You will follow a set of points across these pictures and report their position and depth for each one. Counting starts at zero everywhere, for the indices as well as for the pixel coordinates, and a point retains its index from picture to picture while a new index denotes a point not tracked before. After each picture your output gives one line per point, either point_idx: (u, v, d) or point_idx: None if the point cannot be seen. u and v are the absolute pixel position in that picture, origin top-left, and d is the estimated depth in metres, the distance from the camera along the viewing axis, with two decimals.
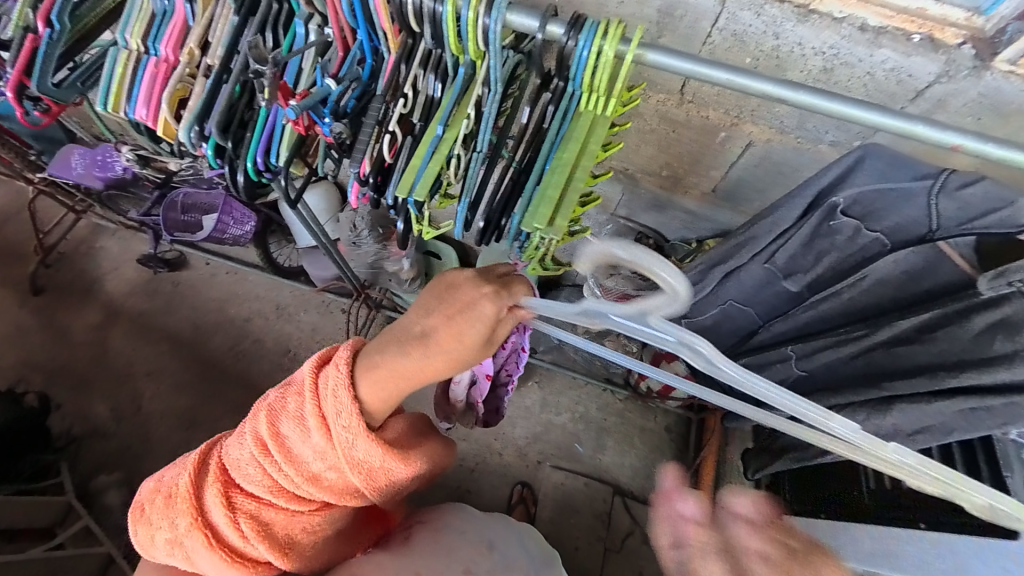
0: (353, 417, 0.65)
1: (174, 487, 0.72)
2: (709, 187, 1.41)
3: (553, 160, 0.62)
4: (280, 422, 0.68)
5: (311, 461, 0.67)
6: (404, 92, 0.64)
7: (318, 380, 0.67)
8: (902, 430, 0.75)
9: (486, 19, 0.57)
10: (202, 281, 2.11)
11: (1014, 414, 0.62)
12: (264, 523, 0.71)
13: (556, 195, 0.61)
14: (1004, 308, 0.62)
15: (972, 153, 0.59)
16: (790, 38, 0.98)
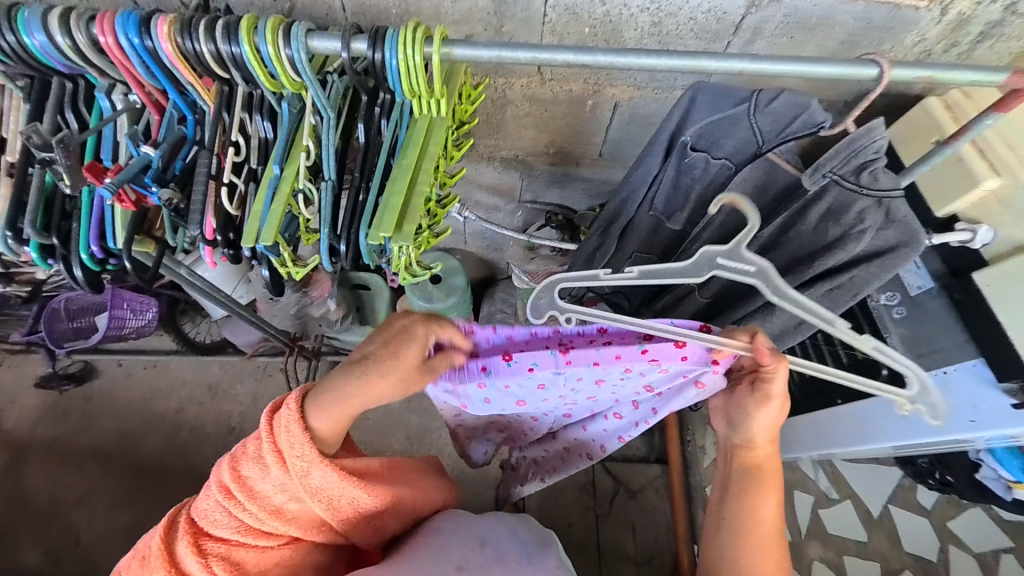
0: (308, 447, 0.71)
1: (147, 548, 0.72)
2: (596, 153, 1.47)
3: (402, 170, 0.62)
4: (241, 464, 0.73)
5: (274, 494, 0.73)
6: (233, 139, 0.61)
7: (272, 422, 0.73)
8: (789, 325, 0.84)
9: (288, 50, 0.56)
10: (117, 385, 1.93)
11: (858, 284, 0.74)
12: (237, 563, 0.72)
13: (399, 202, 0.60)
14: (829, 198, 0.74)
15: (753, 73, 0.67)
16: (615, 2, 1.04)
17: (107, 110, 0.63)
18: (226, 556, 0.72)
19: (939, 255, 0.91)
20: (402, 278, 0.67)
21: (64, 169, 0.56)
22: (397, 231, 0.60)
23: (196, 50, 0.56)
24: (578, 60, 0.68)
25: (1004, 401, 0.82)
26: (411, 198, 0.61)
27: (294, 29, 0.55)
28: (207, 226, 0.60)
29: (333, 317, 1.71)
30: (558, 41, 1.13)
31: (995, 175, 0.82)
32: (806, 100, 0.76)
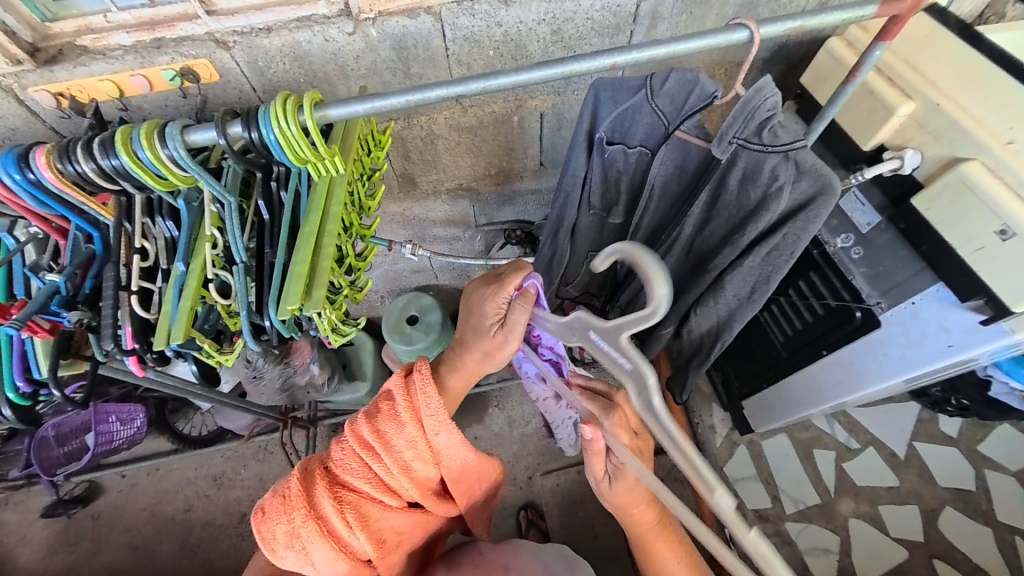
0: (443, 411, 0.72)
1: (288, 488, 0.75)
2: (536, 164, 1.48)
3: (303, 236, 0.61)
4: (378, 423, 0.73)
5: (407, 450, 0.73)
6: (137, 245, 0.62)
7: (406, 382, 0.74)
8: (744, 295, 0.86)
9: (166, 150, 0.56)
10: (122, 498, 1.90)
11: (791, 242, 0.76)
12: (364, 516, 0.74)
13: (305, 270, 0.58)
14: (739, 163, 0.76)
15: (624, 66, 0.66)
16: (511, 21, 1.05)
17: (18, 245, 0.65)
18: (356, 502, 0.73)
19: (879, 188, 0.89)
20: (333, 340, 0.68)
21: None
22: (307, 299, 0.58)
23: (75, 171, 0.56)
24: (452, 93, 0.66)
25: (973, 319, 0.81)
26: (319, 263, 0.60)
27: (168, 128, 0.56)
28: (125, 337, 0.59)
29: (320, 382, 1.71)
30: (467, 69, 1.14)
31: (908, 100, 0.82)
32: (693, 75, 0.77)
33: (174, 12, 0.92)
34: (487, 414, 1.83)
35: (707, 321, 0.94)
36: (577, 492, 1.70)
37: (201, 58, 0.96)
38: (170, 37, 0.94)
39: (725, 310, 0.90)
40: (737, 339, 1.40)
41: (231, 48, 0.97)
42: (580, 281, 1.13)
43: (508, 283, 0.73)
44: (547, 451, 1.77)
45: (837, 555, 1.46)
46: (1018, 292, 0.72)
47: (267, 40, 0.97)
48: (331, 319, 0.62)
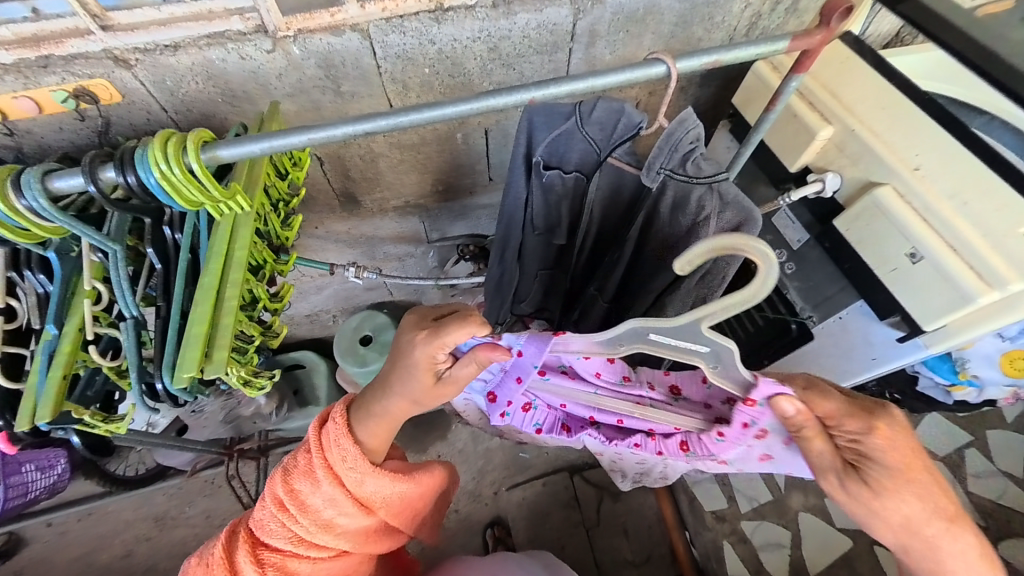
0: (355, 457, 0.69)
1: (212, 557, 0.73)
2: (487, 178, 1.45)
3: (202, 287, 0.55)
4: (293, 480, 0.71)
5: (326, 507, 0.71)
6: (4, 305, 0.55)
7: (321, 436, 0.72)
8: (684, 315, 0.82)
9: (24, 201, 0.50)
10: (50, 549, 1.75)
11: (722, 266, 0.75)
12: (291, 573, 0.72)
13: (203, 327, 0.53)
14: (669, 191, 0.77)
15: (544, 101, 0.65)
16: (444, 39, 1.02)
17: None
18: (282, 558, 0.72)
19: (806, 207, 0.92)
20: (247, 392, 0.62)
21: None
22: (208, 363, 0.53)
23: None
24: (360, 129, 0.63)
25: (891, 335, 0.85)
26: (224, 317, 0.54)
27: (23, 178, 0.49)
28: None
29: (267, 411, 1.65)
30: (403, 87, 1.09)
31: (827, 124, 0.84)
32: (619, 107, 0.78)
33: (62, 27, 0.82)
34: (451, 430, 1.80)
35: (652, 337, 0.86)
36: (543, 504, 1.69)
37: (98, 78, 0.88)
38: (58, 54, 0.84)
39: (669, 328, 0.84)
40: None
41: (133, 66, 0.88)
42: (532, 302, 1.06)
43: (448, 336, 0.62)
44: (512, 465, 1.75)
45: (789, 549, 1.52)
46: (933, 314, 0.75)
47: (175, 58, 0.89)
48: (241, 377, 0.58)
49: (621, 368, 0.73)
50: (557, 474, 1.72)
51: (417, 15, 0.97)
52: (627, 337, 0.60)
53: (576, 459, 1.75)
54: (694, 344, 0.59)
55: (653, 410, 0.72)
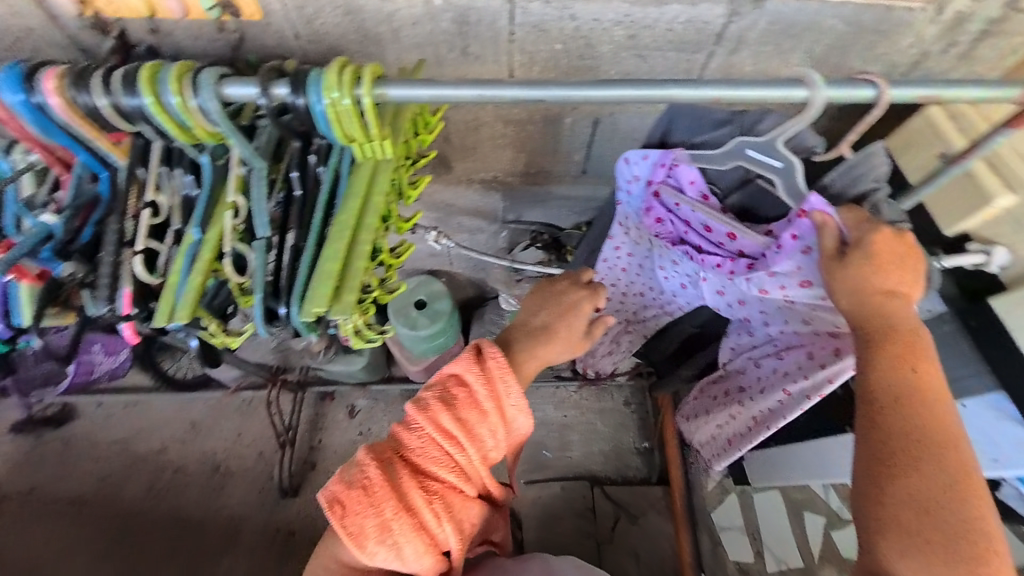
0: (523, 398, 0.69)
1: (367, 481, 0.65)
2: (578, 170, 1.40)
3: (338, 226, 0.54)
4: (460, 412, 0.66)
5: (489, 439, 0.68)
6: (151, 199, 0.56)
7: (482, 369, 0.68)
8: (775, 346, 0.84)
9: (196, 100, 0.50)
10: (97, 427, 1.90)
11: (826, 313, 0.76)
12: (452, 505, 0.66)
13: (336, 267, 0.52)
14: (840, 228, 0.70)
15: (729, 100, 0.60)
16: (586, 17, 0.97)
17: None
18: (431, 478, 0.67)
19: (953, 279, 0.81)
20: (353, 341, 0.59)
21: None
22: (335, 302, 0.52)
23: (91, 106, 0.50)
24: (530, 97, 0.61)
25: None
26: (356, 262, 0.53)
27: (201, 77, 0.49)
28: (125, 299, 0.54)
29: (315, 350, 1.71)
30: (529, 60, 1.05)
31: (1010, 192, 0.75)
32: (767, 142, 0.64)
33: None
34: None
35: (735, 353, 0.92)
36: (557, 507, 1.66)
37: None
38: None
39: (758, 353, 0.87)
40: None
41: None
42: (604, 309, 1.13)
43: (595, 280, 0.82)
44: (533, 461, 1.73)
45: None
46: None
47: None
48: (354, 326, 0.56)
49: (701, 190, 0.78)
50: (577, 481, 1.69)
51: None
52: (727, 154, 0.69)
53: (599, 470, 1.72)
54: (772, 160, 0.67)
55: (742, 237, 0.73)
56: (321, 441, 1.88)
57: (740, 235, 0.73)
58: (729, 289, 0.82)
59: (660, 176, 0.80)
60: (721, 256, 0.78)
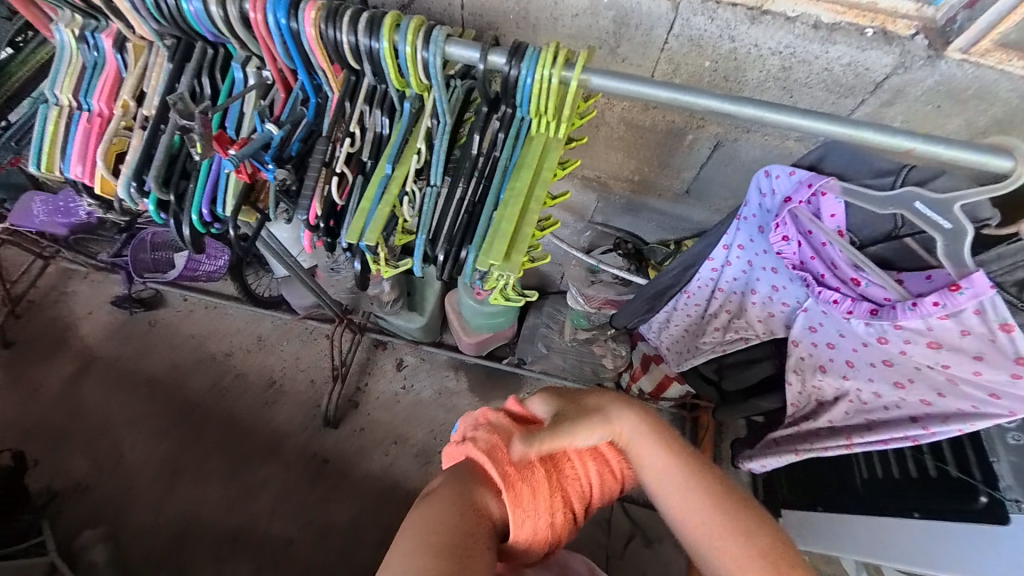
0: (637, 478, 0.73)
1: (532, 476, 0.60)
2: (682, 189, 1.40)
3: (513, 193, 0.62)
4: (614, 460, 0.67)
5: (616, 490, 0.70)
6: (351, 130, 0.63)
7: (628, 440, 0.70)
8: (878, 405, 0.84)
9: (425, 53, 0.56)
10: (180, 319, 2.12)
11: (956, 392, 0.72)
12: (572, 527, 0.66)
13: (510, 229, 0.60)
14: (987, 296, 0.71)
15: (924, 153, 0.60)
16: (746, 41, 0.97)
17: (109, 53, 0.65)
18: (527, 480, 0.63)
19: None
20: (493, 296, 0.68)
21: (198, 136, 0.58)
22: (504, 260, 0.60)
23: (335, 38, 0.56)
24: (722, 108, 0.64)
25: None
26: (523, 224, 0.61)
27: (435, 33, 0.55)
28: (313, 211, 0.61)
29: (385, 300, 1.83)
30: (672, 71, 1.06)
31: None
32: (943, 200, 0.62)
33: None
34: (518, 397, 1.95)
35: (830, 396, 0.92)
36: None
37: None
38: None
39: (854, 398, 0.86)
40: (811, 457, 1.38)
41: None
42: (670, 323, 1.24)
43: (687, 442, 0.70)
44: None
45: None
46: None
47: None
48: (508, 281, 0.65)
49: (838, 223, 0.76)
50: None
51: (734, 7, 0.93)
52: (891, 198, 0.66)
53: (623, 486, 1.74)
54: (939, 220, 0.63)
55: (871, 273, 0.73)
56: (367, 385, 2.03)
57: (866, 281, 0.75)
58: (826, 327, 0.85)
59: (805, 196, 0.76)
60: (839, 293, 0.78)
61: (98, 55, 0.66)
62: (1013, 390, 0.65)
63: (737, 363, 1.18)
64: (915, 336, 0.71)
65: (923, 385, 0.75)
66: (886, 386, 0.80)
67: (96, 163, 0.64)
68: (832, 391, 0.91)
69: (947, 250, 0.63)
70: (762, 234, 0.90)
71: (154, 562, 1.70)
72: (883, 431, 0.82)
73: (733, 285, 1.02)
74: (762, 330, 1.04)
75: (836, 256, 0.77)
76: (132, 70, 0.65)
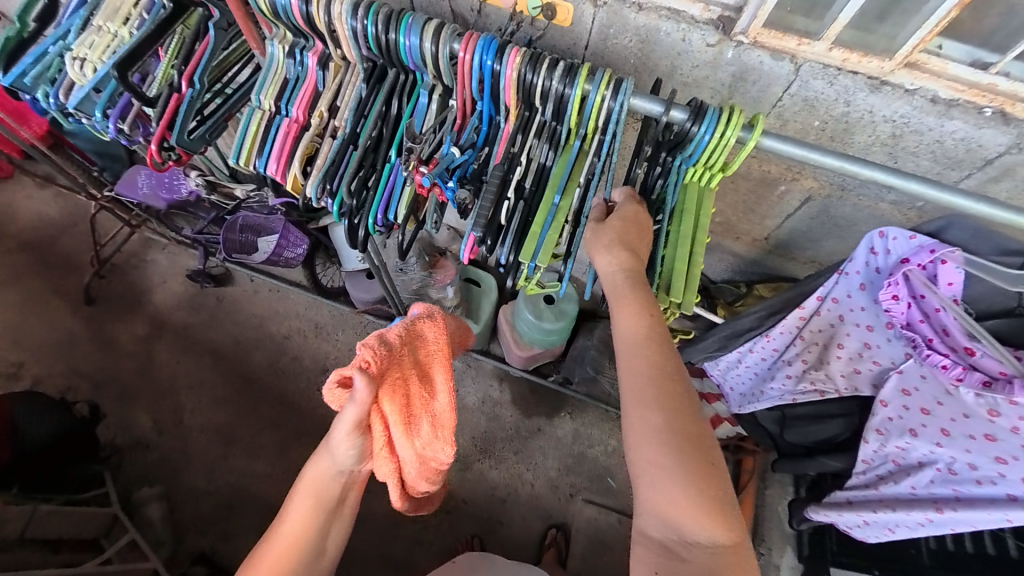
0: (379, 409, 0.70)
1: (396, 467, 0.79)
2: (762, 235, 1.43)
3: (678, 237, 0.69)
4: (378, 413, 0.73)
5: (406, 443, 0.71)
6: (521, 161, 0.69)
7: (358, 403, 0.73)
8: (968, 476, 0.80)
9: (612, 102, 0.63)
10: (246, 296, 2.24)
11: None
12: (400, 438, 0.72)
13: (682, 270, 0.68)
14: None
15: None
16: (861, 106, 1.01)
17: (311, 68, 0.73)
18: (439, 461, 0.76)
19: None
20: None
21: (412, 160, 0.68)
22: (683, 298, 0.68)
23: (531, 81, 0.63)
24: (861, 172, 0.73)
25: None
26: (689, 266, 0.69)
27: (625, 85, 0.62)
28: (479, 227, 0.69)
29: (447, 304, 1.91)
30: (779, 126, 1.11)
31: None
32: None
33: None
34: (559, 417, 2.03)
35: (915, 458, 0.85)
36: (609, 537, 1.85)
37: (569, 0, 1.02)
38: None
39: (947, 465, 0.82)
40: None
41: (599, 7, 1.01)
42: (735, 365, 1.23)
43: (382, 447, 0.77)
44: (596, 483, 1.94)
45: None
46: None
47: (636, 15, 1.00)
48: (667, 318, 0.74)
49: (955, 291, 0.79)
50: None
51: (855, 75, 0.97)
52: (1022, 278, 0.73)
53: None
54: None
55: (990, 345, 0.76)
56: None
57: (981, 352, 0.79)
58: (923, 392, 0.83)
59: (924, 260, 0.80)
60: (948, 359, 0.81)
61: (300, 69, 0.74)
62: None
63: (805, 417, 1.10)
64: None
65: None
66: (984, 459, 0.78)
67: (289, 163, 0.72)
68: (918, 455, 0.85)
69: None
70: (863, 291, 0.92)
71: (203, 525, 1.81)
72: (977, 507, 0.78)
73: (817, 336, 1.03)
74: (844, 385, 1.00)
75: (947, 324, 0.81)
76: (329, 85, 0.73)
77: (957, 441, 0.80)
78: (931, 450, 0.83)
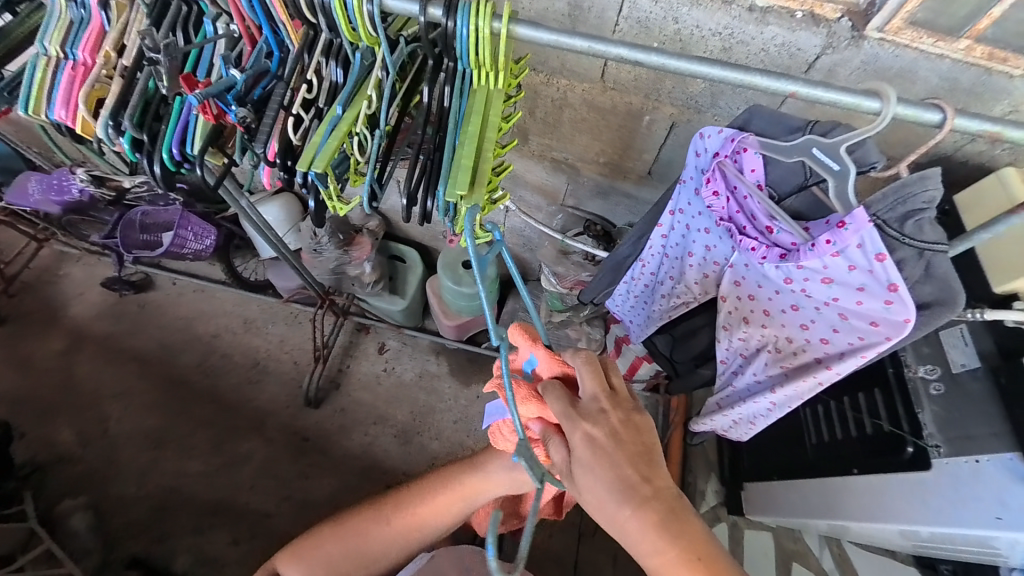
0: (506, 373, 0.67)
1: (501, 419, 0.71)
2: (645, 170, 1.47)
3: (466, 135, 0.69)
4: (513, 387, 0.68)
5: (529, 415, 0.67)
6: (308, 77, 0.70)
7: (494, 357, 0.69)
8: (788, 349, 0.90)
9: (370, 5, 0.64)
10: (169, 299, 2.18)
11: (849, 328, 0.80)
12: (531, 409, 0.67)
13: (468, 164, 0.67)
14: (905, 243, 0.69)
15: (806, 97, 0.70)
16: (688, 22, 1.05)
17: (95, 11, 0.73)
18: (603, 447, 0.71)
19: (992, 335, 0.88)
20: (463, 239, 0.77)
21: (164, 71, 0.66)
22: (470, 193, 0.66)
23: None
24: (633, 57, 0.72)
25: None
26: (478, 161, 0.68)
27: None
28: (270, 147, 0.68)
29: (366, 280, 1.90)
30: None
31: None
32: (832, 145, 0.71)
33: None
34: None
35: (747, 341, 0.96)
36: None
37: None
38: None
39: (768, 342, 0.93)
40: (771, 430, 1.45)
41: None
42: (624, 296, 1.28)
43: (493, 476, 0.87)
44: None
45: None
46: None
47: None
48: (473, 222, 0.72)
49: (757, 176, 0.84)
50: None
51: None
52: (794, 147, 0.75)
53: None
54: (831, 161, 0.73)
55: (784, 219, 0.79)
56: (349, 366, 2.08)
57: (778, 229, 0.81)
58: (748, 280, 0.91)
59: (730, 151, 0.84)
60: (757, 241, 0.84)
61: (84, 12, 0.73)
62: (890, 316, 0.73)
63: (684, 333, 1.19)
64: (814, 274, 0.78)
65: (823, 324, 0.83)
66: (796, 327, 0.87)
67: (77, 106, 0.72)
68: (756, 343, 0.95)
69: (839, 191, 0.72)
70: (699, 196, 0.95)
71: (135, 530, 1.76)
72: (797, 379, 0.89)
73: (675, 251, 1.07)
74: (700, 291, 1.07)
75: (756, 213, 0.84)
76: (114, 25, 0.72)
77: (774, 319, 0.89)
78: (757, 335, 0.93)
